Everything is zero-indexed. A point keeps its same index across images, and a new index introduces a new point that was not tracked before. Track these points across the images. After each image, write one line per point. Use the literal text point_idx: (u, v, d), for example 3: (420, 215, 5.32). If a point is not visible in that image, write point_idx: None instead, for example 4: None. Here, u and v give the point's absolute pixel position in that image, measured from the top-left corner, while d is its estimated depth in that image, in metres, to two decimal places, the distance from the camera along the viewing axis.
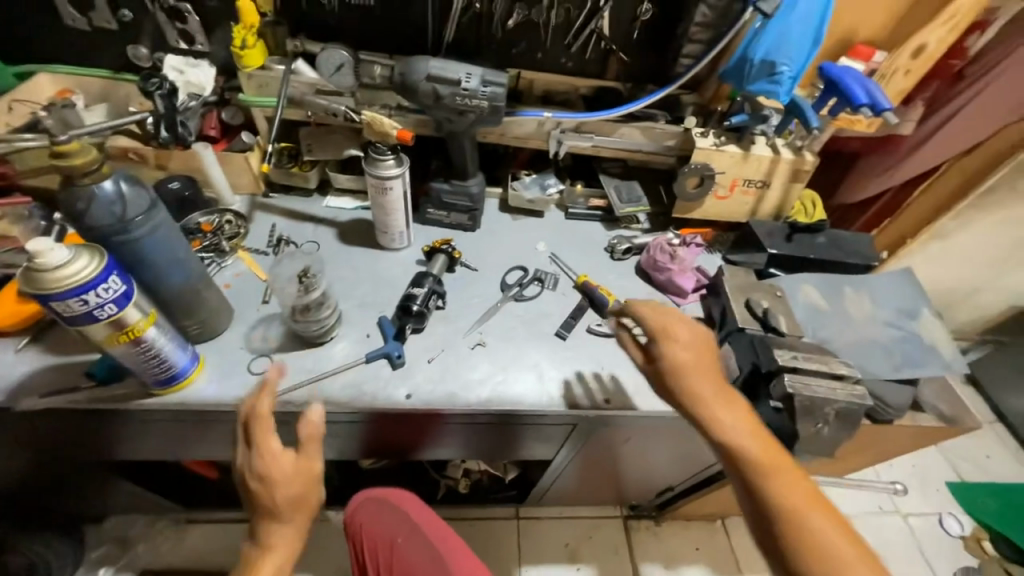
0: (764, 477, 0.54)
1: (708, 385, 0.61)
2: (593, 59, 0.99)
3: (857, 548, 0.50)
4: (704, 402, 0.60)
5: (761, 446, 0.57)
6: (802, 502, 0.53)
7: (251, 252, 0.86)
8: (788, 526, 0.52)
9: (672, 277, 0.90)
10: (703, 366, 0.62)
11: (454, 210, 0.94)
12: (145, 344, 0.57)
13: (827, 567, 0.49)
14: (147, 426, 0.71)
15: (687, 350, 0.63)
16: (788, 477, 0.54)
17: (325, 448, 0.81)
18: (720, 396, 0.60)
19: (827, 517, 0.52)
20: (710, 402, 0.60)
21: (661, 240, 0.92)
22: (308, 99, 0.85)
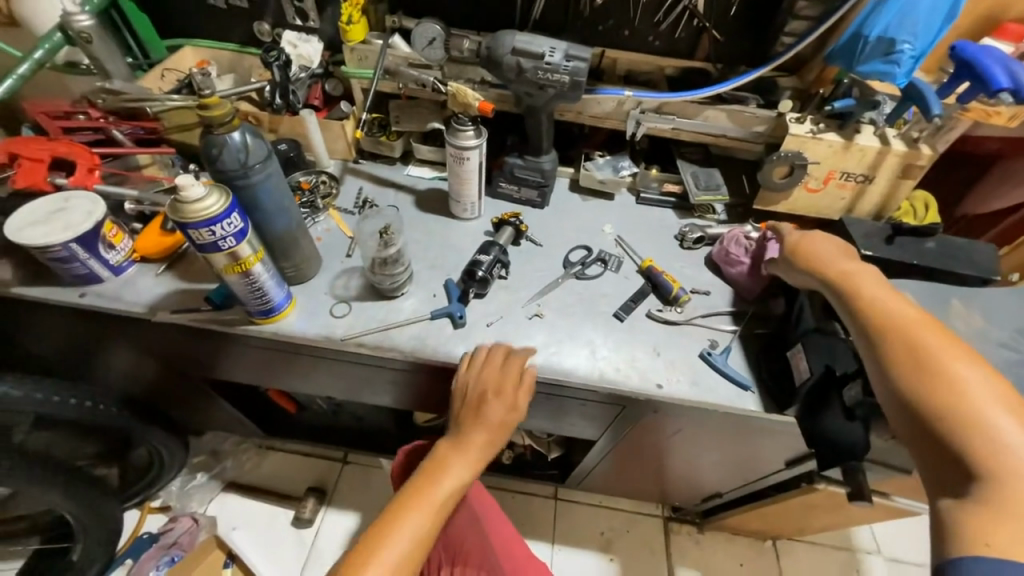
0: (874, 309, 0.57)
1: (835, 255, 0.67)
2: (684, 38, 0.96)
3: (993, 384, 0.47)
4: (837, 273, 0.65)
5: (893, 301, 0.58)
6: (926, 335, 0.52)
7: (340, 211, 0.95)
8: (901, 354, 0.52)
9: (744, 273, 0.84)
10: (838, 249, 0.69)
11: (525, 186, 0.96)
12: (252, 276, 0.66)
13: (938, 387, 0.49)
14: (247, 350, 0.83)
15: (829, 248, 0.69)
16: (918, 323, 0.54)
17: (386, 394, 0.88)
18: (848, 262, 0.65)
19: (960, 355, 0.50)
20: (843, 274, 0.64)
21: (738, 232, 0.87)
22: (402, 71, 0.92)
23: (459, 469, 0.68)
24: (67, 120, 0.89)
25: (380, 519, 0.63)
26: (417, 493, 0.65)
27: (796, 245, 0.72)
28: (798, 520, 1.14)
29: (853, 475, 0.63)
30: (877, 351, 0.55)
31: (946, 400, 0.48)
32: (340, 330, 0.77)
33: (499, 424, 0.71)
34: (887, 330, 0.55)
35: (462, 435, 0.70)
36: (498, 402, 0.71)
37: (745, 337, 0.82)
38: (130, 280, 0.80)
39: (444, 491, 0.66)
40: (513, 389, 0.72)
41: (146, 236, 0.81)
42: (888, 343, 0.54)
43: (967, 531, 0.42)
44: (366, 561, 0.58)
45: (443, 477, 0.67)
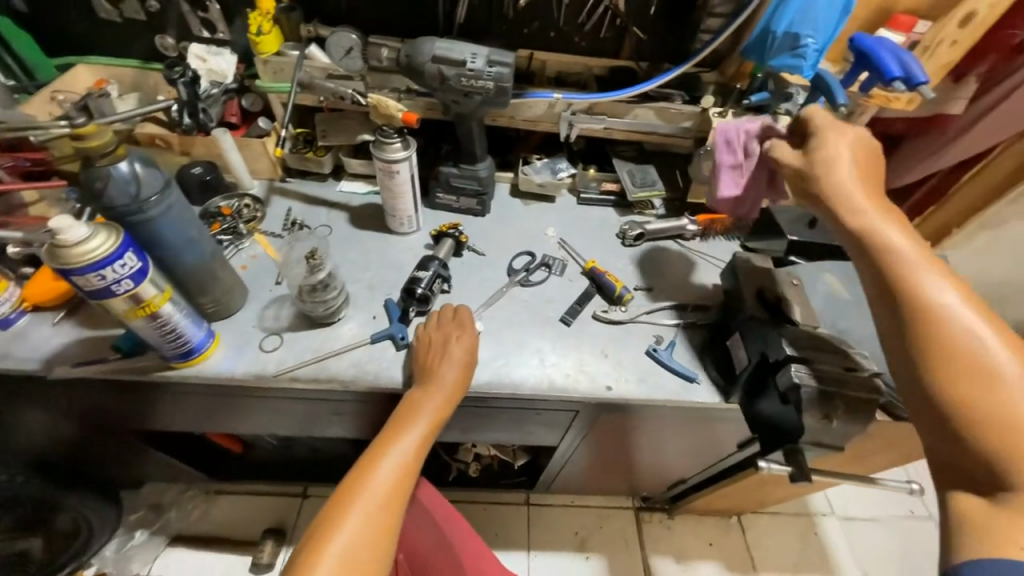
0: (910, 274, 0.49)
1: (867, 191, 0.55)
2: (609, 38, 0.97)
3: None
4: (852, 199, 0.55)
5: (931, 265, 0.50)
6: (966, 314, 0.46)
7: (266, 235, 0.89)
8: (948, 340, 0.46)
9: (722, 168, 0.75)
10: (867, 178, 0.57)
11: (463, 194, 0.94)
12: (161, 318, 0.60)
13: (953, 350, 0.45)
14: (169, 397, 0.75)
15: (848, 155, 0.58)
16: (961, 303, 0.47)
17: (332, 427, 0.83)
18: (879, 204, 0.55)
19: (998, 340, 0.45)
20: (858, 202, 0.55)
21: (769, 125, 0.72)
22: (318, 84, 0.86)
23: (427, 415, 0.65)
24: None
25: (350, 475, 0.58)
26: (385, 446, 0.62)
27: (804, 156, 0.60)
28: (757, 495, 1.18)
29: (792, 455, 0.65)
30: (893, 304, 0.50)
31: (963, 365, 0.45)
32: (272, 365, 0.71)
33: (459, 368, 0.69)
34: (908, 285, 0.49)
35: (423, 391, 0.67)
36: (455, 352, 0.70)
37: (689, 329, 0.83)
38: (21, 332, 0.71)
39: (411, 441, 0.63)
40: (470, 340, 0.72)
41: (37, 282, 0.72)
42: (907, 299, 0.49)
43: (994, 540, 0.40)
44: (339, 522, 0.53)
45: (408, 430, 0.64)
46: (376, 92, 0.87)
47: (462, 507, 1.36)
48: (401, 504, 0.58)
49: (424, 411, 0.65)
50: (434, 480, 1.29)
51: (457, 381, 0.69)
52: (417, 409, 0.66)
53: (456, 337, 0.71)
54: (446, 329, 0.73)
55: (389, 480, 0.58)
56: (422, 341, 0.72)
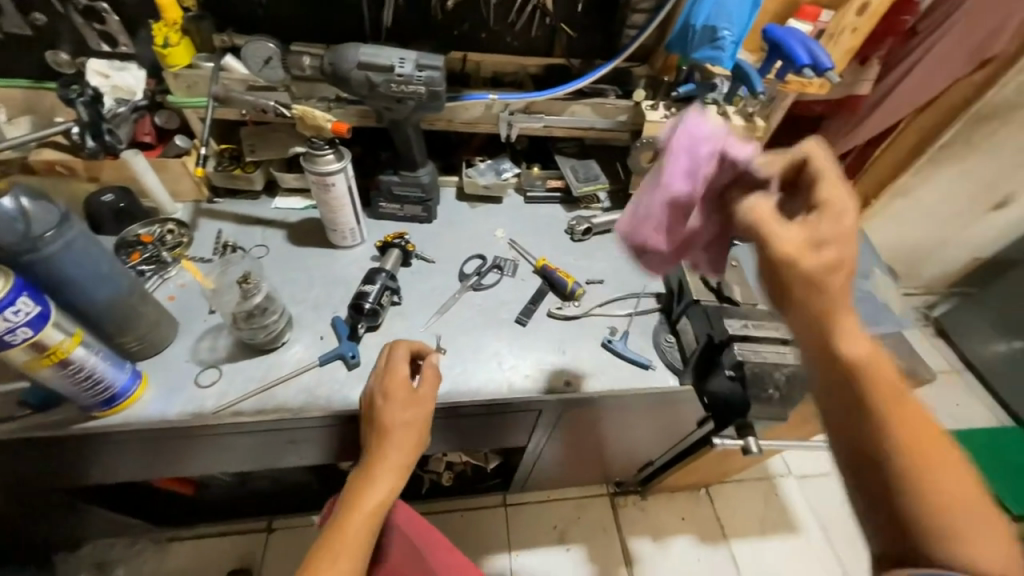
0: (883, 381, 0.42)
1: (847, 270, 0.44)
2: (540, 36, 0.97)
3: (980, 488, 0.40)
4: (832, 300, 0.43)
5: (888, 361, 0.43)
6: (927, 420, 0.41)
7: (195, 261, 0.83)
8: (911, 452, 0.41)
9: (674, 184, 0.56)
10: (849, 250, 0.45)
11: (407, 202, 0.92)
12: (73, 366, 0.55)
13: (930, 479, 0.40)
14: (92, 452, 0.68)
15: (846, 239, 0.44)
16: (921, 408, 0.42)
17: (287, 458, 0.79)
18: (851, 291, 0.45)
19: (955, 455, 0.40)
20: (838, 299, 0.43)
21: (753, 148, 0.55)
22: (234, 96, 0.79)
23: (385, 474, 0.61)
24: None
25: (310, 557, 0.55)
26: (344, 519, 0.58)
27: (781, 235, 0.44)
28: (721, 467, 1.24)
29: (743, 430, 0.69)
30: (867, 421, 0.42)
31: (924, 467, 0.40)
32: (210, 402, 0.66)
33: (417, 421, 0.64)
34: (884, 405, 0.42)
35: (369, 464, 0.62)
36: (403, 415, 0.63)
37: (641, 317, 0.86)
38: None
39: (369, 506, 0.59)
40: (425, 398, 0.65)
41: None
42: (875, 421, 0.42)
43: None
44: None
45: (355, 508, 0.58)
46: (303, 102, 0.83)
47: (438, 518, 1.33)
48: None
49: (382, 473, 0.61)
50: (408, 495, 1.25)
51: (410, 437, 0.63)
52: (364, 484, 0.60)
53: (409, 394, 0.64)
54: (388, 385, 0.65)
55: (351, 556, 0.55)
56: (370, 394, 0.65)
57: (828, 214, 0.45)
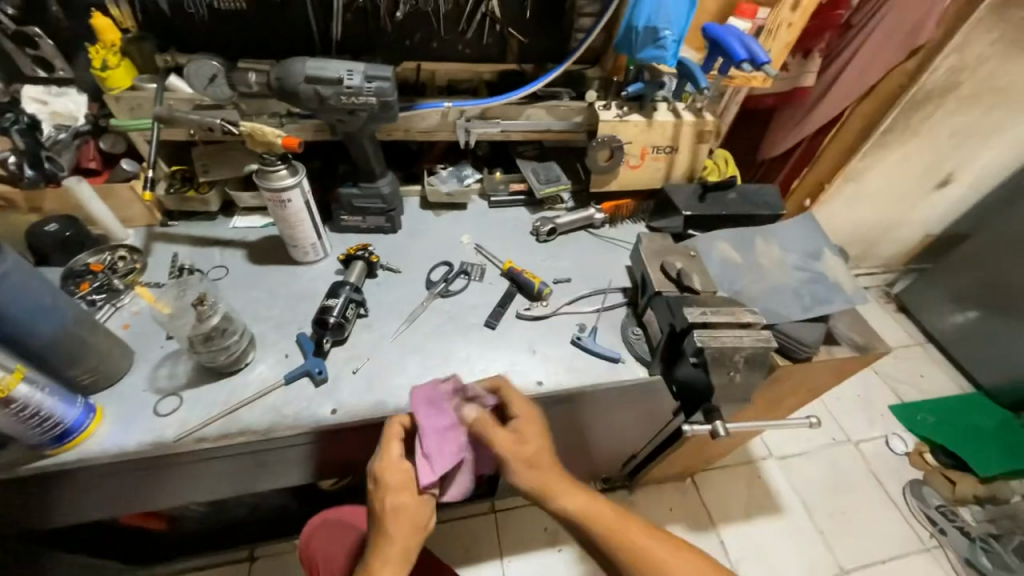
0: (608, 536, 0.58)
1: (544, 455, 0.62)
2: (490, 44, 0.99)
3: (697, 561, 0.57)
4: (541, 479, 0.61)
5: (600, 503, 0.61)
6: (644, 534, 0.59)
7: (150, 286, 0.80)
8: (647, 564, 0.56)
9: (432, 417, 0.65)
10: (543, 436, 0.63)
11: (369, 214, 0.91)
12: (17, 404, 0.53)
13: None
14: (44, 494, 0.65)
15: (538, 433, 0.64)
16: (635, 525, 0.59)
17: (259, 482, 0.76)
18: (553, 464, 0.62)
19: (670, 545, 0.58)
20: (546, 473, 0.61)
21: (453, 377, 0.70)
22: (178, 117, 0.76)
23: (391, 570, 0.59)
24: None
25: None
26: None
27: (502, 443, 0.62)
28: (703, 454, 1.26)
29: (710, 413, 0.68)
30: (612, 562, 0.58)
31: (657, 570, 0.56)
32: (171, 430, 0.64)
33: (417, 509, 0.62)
34: (612, 545, 0.58)
35: (372, 556, 0.60)
36: (397, 499, 0.61)
37: (609, 313, 0.87)
38: None
39: None
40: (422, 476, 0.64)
41: None
42: (615, 558, 0.58)
43: None
44: None
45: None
46: (253, 119, 0.82)
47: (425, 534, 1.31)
48: None
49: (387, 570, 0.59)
50: None
51: (411, 529, 0.61)
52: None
53: (404, 474, 0.63)
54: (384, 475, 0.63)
55: None
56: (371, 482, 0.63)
57: (524, 421, 0.64)
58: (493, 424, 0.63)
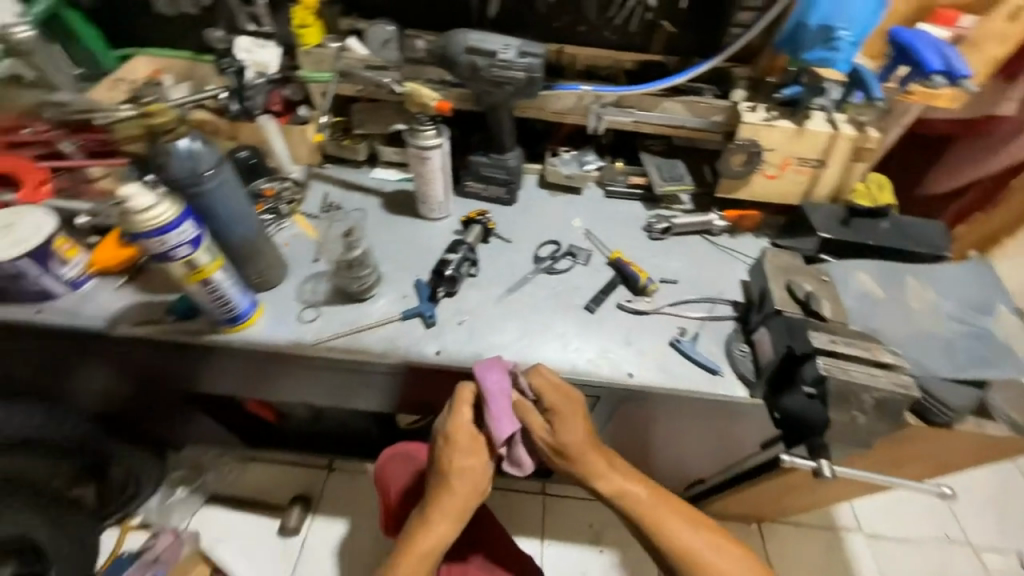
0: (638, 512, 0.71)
1: (588, 446, 0.71)
2: (638, 32, 0.97)
3: (716, 549, 0.68)
4: (579, 463, 0.71)
5: (636, 488, 0.72)
6: (673, 521, 0.70)
7: (306, 216, 0.94)
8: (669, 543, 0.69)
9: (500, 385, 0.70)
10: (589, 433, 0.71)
11: (492, 183, 0.96)
12: (212, 285, 0.66)
13: (674, 552, 0.68)
14: (208, 363, 0.81)
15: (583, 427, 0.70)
16: (665, 514, 0.71)
17: (360, 401, 0.87)
18: (596, 451, 0.72)
19: (696, 532, 0.69)
20: (586, 457, 0.71)
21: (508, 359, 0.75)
22: (357, 72, 0.89)
23: (453, 503, 0.75)
24: (16, 134, 0.88)
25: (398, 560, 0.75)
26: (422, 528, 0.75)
27: (544, 433, 0.70)
28: (780, 502, 1.15)
29: (817, 451, 0.66)
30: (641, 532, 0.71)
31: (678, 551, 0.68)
32: (309, 335, 0.76)
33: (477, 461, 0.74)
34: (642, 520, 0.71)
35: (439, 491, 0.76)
36: (459, 458, 0.73)
37: (713, 322, 0.83)
38: (90, 293, 0.78)
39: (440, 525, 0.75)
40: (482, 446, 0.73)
41: (103, 250, 0.79)
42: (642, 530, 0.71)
43: None
44: None
45: (427, 529, 0.75)
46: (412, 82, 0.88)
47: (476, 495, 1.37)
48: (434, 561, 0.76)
49: (449, 503, 0.75)
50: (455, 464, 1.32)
51: (469, 479, 0.74)
52: (435, 512, 0.75)
53: (467, 442, 0.73)
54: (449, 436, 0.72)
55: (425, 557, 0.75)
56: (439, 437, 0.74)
57: (561, 414, 0.69)
58: (531, 409, 0.71)
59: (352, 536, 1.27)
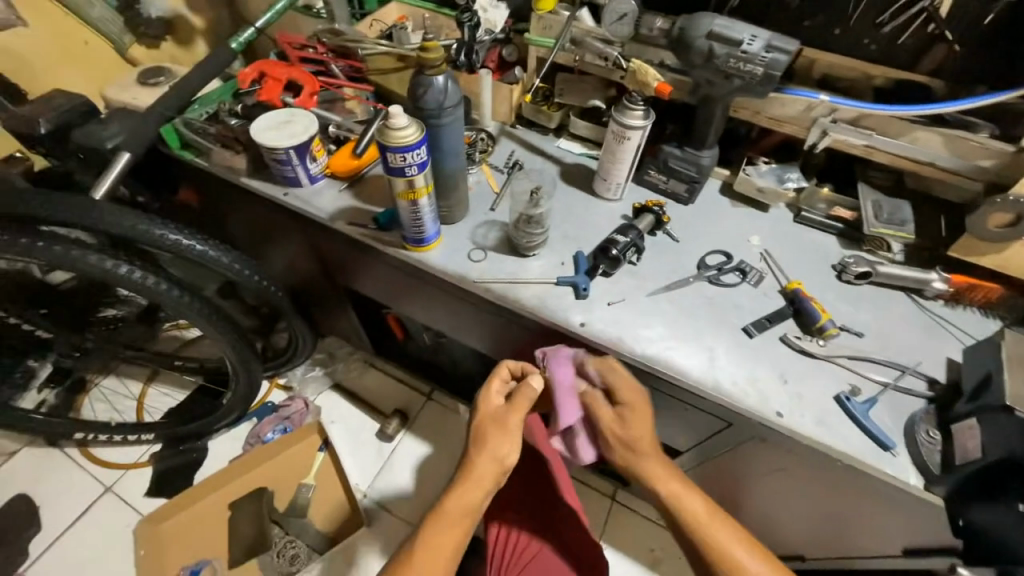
0: (700, 526, 0.66)
1: (647, 437, 0.73)
2: (907, 45, 0.83)
3: None
4: (638, 458, 0.73)
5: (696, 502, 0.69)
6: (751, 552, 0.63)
7: (492, 168, 1.01)
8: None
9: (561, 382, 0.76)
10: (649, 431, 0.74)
11: (675, 177, 0.93)
12: (417, 206, 0.76)
13: None
14: (386, 269, 0.95)
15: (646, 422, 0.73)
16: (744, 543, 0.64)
17: (491, 343, 0.95)
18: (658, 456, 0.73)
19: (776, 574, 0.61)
20: (644, 454, 0.73)
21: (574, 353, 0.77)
22: (586, 43, 0.92)
23: (478, 483, 0.70)
24: (301, 51, 1.07)
25: (417, 538, 0.68)
26: (443, 505, 0.70)
27: (606, 425, 0.75)
28: None
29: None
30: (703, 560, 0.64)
31: None
32: (474, 273, 0.83)
33: (507, 437, 0.73)
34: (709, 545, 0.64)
35: (462, 470, 0.72)
36: (488, 432, 0.73)
37: (896, 394, 0.72)
38: (320, 188, 0.95)
39: (464, 506, 0.70)
40: (514, 420, 0.74)
41: (338, 157, 0.96)
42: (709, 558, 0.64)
43: None
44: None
45: (454, 495, 0.70)
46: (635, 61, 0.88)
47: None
48: (454, 549, 0.68)
49: (474, 481, 0.71)
50: None
51: (495, 458, 0.72)
52: (467, 476, 0.71)
53: (504, 411, 0.75)
54: (484, 408, 0.76)
55: (444, 540, 0.68)
56: (478, 411, 0.76)
57: (629, 408, 0.73)
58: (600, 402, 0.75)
59: (434, 460, 1.41)
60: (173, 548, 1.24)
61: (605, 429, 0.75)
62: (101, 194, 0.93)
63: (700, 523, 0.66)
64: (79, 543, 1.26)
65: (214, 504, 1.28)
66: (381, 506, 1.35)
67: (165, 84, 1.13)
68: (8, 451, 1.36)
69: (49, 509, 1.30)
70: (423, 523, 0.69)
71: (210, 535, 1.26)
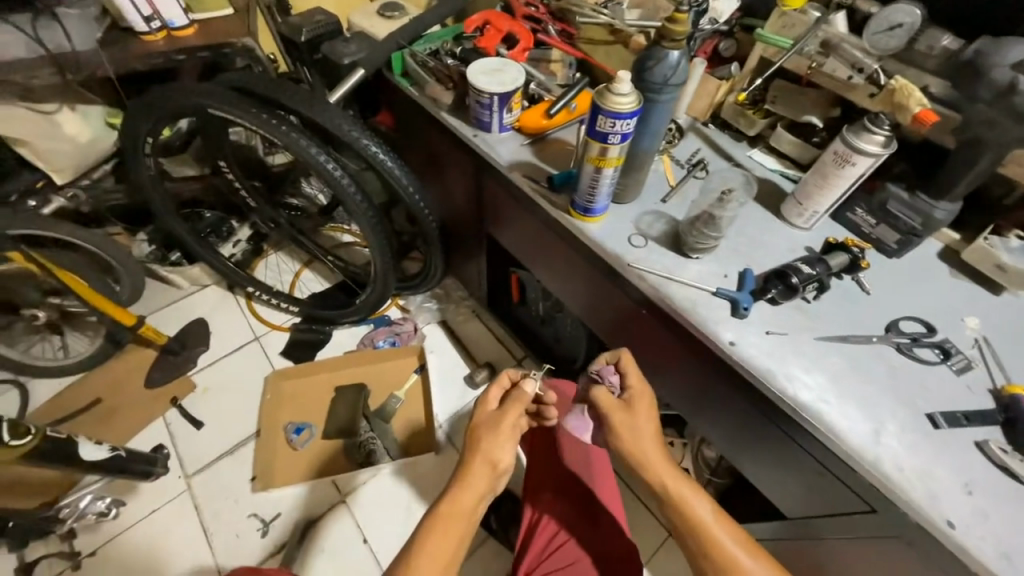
0: (708, 529, 0.67)
1: (652, 428, 0.75)
2: None
3: None
4: (630, 443, 0.74)
5: (700, 506, 0.69)
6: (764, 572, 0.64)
7: (672, 160, 0.96)
8: None
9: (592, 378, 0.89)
10: (652, 427, 0.76)
11: (889, 223, 0.80)
12: (599, 174, 0.76)
13: None
14: (538, 228, 0.98)
15: (649, 408, 0.78)
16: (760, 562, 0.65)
17: (616, 330, 0.94)
18: (658, 439, 0.75)
19: None
20: (641, 439, 0.74)
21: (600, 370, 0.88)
22: (837, 48, 0.82)
23: (476, 484, 0.79)
24: (525, 8, 1.12)
25: (411, 544, 0.73)
26: (445, 501, 0.78)
27: (617, 419, 0.76)
28: None
29: None
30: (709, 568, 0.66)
31: None
32: (630, 256, 0.82)
33: (504, 441, 0.83)
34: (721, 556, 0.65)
35: (461, 473, 0.80)
36: (485, 442, 0.82)
37: None
38: (505, 139, 1.01)
39: (467, 509, 0.77)
40: (507, 421, 0.84)
41: (529, 114, 0.99)
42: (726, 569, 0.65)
43: None
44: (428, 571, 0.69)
45: (456, 491, 0.78)
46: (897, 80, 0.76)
47: None
48: (457, 535, 0.75)
49: (474, 484, 0.79)
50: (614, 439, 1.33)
51: (485, 461, 0.81)
52: (464, 478, 0.79)
53: (499, 414, 0.85)
54: (483, 416, 0.86)
55: (452, 535, 0.74)
56: (477, 417, 0.86)
57: (635, 397, 0.79)
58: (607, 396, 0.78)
59: None
60: (289, 404, 1.48)
61: (615, 425, 0.76)
62: (336, 99, 1.10)
63: (708, 529, 0.67)
64: (225, 371, 1.55)
65: (325, 382, 1.50)
66: (450, 438, 1.45)
67: (399, 18, 1.28)
68: (201, 284, 1.70)
69: (212, 338, 1.61)
70: (422, 523, 0.75)
71: (316, 407, 1.47)
